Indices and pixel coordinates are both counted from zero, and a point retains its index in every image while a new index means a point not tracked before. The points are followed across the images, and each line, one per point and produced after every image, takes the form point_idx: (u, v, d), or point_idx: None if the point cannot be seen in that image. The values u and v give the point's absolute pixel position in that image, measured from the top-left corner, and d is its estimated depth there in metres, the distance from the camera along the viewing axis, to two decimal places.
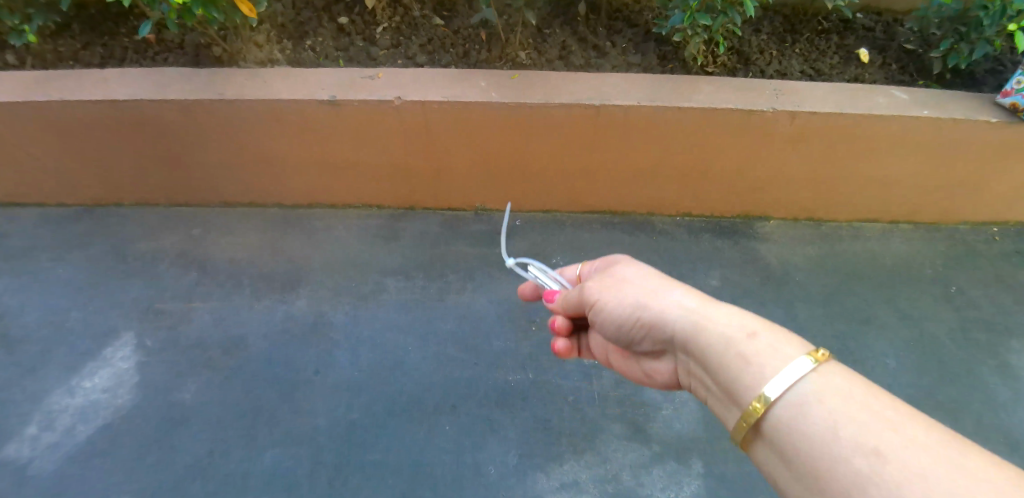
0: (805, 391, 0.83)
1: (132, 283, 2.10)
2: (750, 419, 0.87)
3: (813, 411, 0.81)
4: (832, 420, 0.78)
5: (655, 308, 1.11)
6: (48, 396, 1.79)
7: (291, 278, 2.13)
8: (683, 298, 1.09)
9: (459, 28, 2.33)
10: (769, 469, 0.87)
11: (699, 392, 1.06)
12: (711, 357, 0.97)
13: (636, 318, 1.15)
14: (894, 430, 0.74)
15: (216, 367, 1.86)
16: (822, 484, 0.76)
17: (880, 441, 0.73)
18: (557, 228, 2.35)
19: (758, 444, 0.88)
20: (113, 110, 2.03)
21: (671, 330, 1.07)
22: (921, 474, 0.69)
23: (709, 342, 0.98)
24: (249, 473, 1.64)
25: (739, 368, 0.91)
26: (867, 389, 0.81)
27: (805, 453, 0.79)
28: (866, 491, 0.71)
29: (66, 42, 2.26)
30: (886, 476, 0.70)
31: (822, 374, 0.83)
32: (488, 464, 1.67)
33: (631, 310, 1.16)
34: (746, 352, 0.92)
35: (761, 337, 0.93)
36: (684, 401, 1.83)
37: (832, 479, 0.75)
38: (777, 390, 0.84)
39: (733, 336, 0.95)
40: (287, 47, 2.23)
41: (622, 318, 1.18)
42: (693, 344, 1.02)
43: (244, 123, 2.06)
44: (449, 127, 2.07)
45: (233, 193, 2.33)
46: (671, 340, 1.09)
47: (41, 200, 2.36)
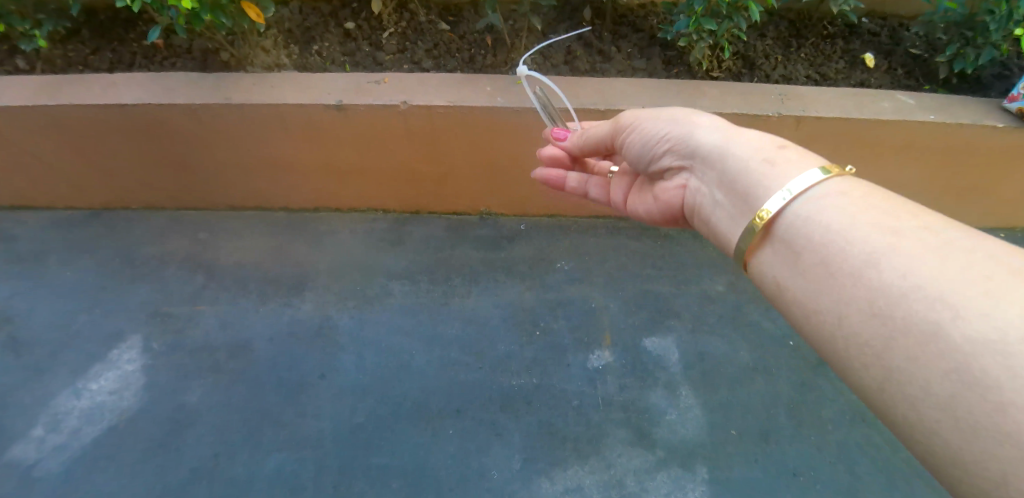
0: (824, 191, 0.93)
1: (139, 286, 2.11)
2: (766, 217, 0.97)
3: (829, 208, 0.91)
4: (844, 214, 0.88)
5: (688, 128, 1.26)
6: (55, 398, 1.81)
7: (297, 281, 2.14)
8: (714, 123, 1.24)
9: (465, 33, 2.33)
10: (778, 276, 0.96)
11: (704, 206, 1.21)
12: (733, 160, 1.12)
13: (665, 138, 1.30)
14: (905, 218, 0.83)
15: (221, 370, 1.87)
16: (829, 266, 0.86)
17: (891, 226, 0.83)
18: (561, 232, 2.35)
19: (772, 252, 0.98)
20: (121, 114, 2.04)
21: (698, 142, 1.23)
22: (928, 248, 0.77)
23: (733, 152, 1.13)
24: (254, 476, 1.64)
25: (761, 177, 1.04)
26: (882, 196, 0.91)
27: (818, 243, 0.88)
28: (873, 263, 0.80)
29: (75, 47, 2.28)
30: (895, 249, 0.79)
31: (842, 183, 0.94)
32: (493, 469, 1.67)
33: (667, 130, 1.30)
34: (771, 161, 1.06)
35: (787, 150, 1.07)
36: (689, 406, 1.82)
37: (842, 258, 0.84)
38: (794, 189, 0.96)
39: (761, 150, 1.10)
40: (294, 52, 2.25)
41: (654, 138, 1.33)
42: (715, 153, 1.17)
43: (251, 127, 2.07)
44: (455, 132, 2.08)
45: (239, 197, 2.35)
46: (692, 156, 1.24)
47: (49, 203, 2.38)
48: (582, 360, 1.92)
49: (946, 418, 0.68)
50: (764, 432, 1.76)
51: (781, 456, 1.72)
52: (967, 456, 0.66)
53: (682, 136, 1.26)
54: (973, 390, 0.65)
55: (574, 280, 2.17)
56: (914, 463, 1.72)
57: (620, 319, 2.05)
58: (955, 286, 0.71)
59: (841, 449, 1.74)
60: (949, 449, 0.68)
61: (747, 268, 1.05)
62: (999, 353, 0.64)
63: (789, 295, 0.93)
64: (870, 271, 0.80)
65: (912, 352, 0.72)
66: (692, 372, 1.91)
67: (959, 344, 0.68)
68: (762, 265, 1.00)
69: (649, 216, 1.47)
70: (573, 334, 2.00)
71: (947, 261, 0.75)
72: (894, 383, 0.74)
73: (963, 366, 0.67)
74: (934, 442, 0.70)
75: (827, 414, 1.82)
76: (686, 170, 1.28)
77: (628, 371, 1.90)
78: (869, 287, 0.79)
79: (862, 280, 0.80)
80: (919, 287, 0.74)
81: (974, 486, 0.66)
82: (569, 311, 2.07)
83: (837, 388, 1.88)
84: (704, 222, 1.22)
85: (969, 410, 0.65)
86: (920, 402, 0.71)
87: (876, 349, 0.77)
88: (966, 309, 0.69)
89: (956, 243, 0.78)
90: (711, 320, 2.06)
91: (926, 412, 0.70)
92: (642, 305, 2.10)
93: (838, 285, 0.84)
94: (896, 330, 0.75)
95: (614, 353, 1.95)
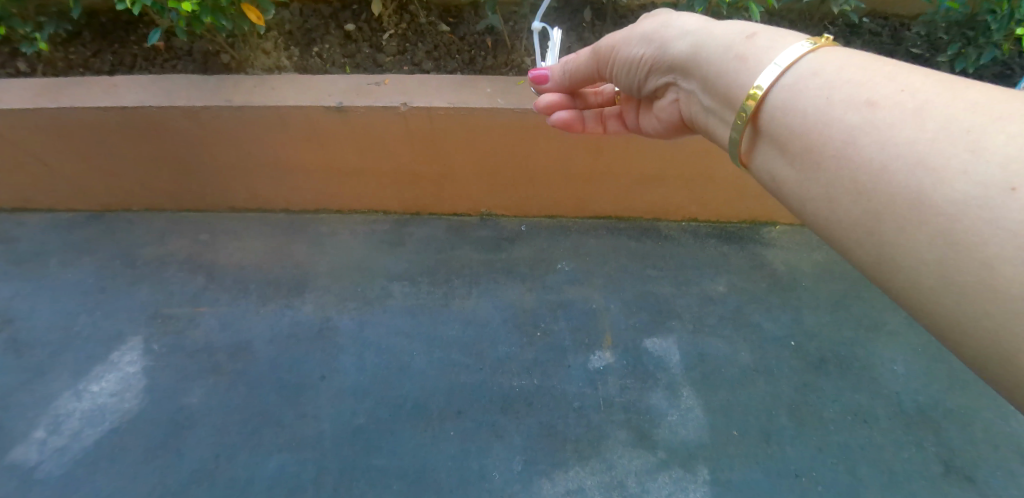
0: (804, 69, 0.88)
1: (140, 288, 2.12)
2: (749, 110, 0.94)
3: (808, 86, 0.86)
4: (826, 86, 0.84)
5: (661, 42, 1.22)
6: (56, 399, 1.81)
7: (297, 283, 2.14)
8: (686, 26, 1.18)
9: (465, 35, 2.33)
10: (771, 167, 0.94)
11: (698, 115, 1.20)
12: (710, 68, 1.07)
13: (644, 59, 1.27)
14: (888, 80, 0.79)
15: (222, 372, 1.87)
16: (816, 149, 0.83)
17: (873, 92, 0.78)
18: (562, 233, 2.35)
19: (762, 144, 0.95)
20: (122, 117, 2.05)
21: (675, 55, 1.19)
22: (910, 110, 0.74)
23: (708, 56, 1.08)
24: (254, 477, 1.64)
25: (741, 72, 0.98)
26: (865, 59, 0.85)
27: (801, 127, 0.86)
28: (855, 139, 0.78)
29: (76, 50, 2.29)
30: (875, 120, 0.76)
31: (821, 53, 0.89)
32: (493, 470, 1.67)
33: (642, 49, 1.26)
34: (745, 55, 1.00)
35: (759, 36, 1.00)
36: (690, 407, 1.82)
37: (824, 139, 0.82)
38: (770, 78, 0.91)
39: (733, 43, 1.04)
40: (294, 54, 2.25)
41: (633, 62, 1.30)
42: (694, 64, 1.13)
43: (251, 128, 2.07)
44: (455, 132, 2.08)
45: (240, 199, 2.35)
46: (673, 69, 1.22)
47: (50, 205, 2.38)
48: (582, 361, 1.92)
49: (940, 286, 0.70)
50: (765, 434, 1.76)
51: (782, 457, 1.71)
52: (962, 319, 0.68)
53: (658, 53, 1.23)
54: (961, 255, 0.66)
55: (574, 281, 2.17)
56: (915, 464, 1.72)
57: (620, 320, 2.05)
58: (936, 149, 0.70)
59: (843, 450, 1.73)
60: (946, 314, 0.70)
61: (743, 164, 1.04)
62: (984, 212, 0.64)
63: (782, 187, 0.92)
64: (852, 148, 0.78)
65: (901, 226, 0.72)
66: (693, 373, 1.90)
67: (945, 211, 0.68)
68: (755, 159, 0.99)
69: (657, 131, 1.49)
70: (573, 335, 2.00)
71: (934, 124, 0.71)
72: (888, 260, 0.75)
73: (948, 231, 0.67)
74: (933, 312, 0.72)
75: (829, 415, 1.81)
76: (674, 83, 1.26)
77: (629, 373, 1.90)
78: (852, 166, 0.78)
79: (846, 160, 0.79)
80: (902, 158, 0.72)
81: (969, 344, 0.68)
82: (569, 312, 2.07)
83: (838, 389, 1.87)
84: (703, 129, 1.23)
85: (962, 272, 0.67)
86: (915, 274, 0.72)
87: (867, 229, 0.77)
88: (949, 173, 0.68)
89: (945, 98, 0.73)
90: (712, 321, 2.05)
91: (922, 282, 0.72)
92: (643, 306, 2.10)
93: (825, 168, 0.82)
94: (884, 206, 0.74)
95: (615, 354, 1.94)
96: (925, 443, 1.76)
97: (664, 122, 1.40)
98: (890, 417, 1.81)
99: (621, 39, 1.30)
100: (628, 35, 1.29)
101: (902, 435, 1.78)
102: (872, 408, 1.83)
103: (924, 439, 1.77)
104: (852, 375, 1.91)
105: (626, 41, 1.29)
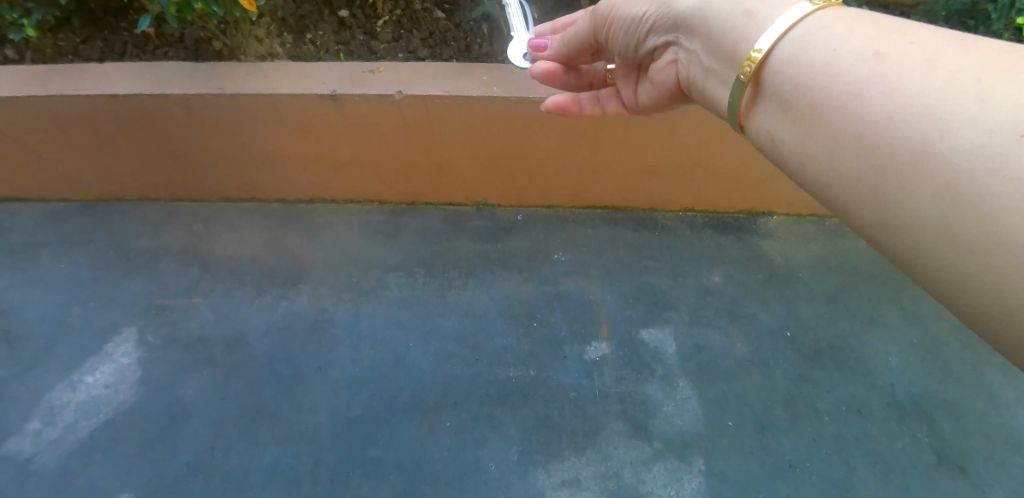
0: (810, 24, 0.85)
1: (133, 279, 2.10)
2: (751, 67, 0.90)
3: (814, 40, 0.84)
4: (832, 42, 0.81)
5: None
6: (50, 391, 1.80)
7: (292, 274, 2.12)
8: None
9: (461, 22, 2.29)
10: (770, 127, 0.91)
11: (697, 78, 1.10)
12: (721, 23, 0.98)
13: (644, 18, 1.17)
14: (895, 35, 0.77)
15: (217, 364, 1.86)
16: (822, 105, 0.81)
17: (881, 45, 0.77)
18: (559, 224, 2.34)
19: (761, 104, 0.92)
20: (112, 106, 2.02)
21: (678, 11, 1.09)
22: (918, 62, 0.73)
23: (720, 11, 0.99)
24: (251, 469, 1.64)
25: (745, 26, 0.93)
26: (872, 14, 0.83)
27: (804, 83, 0.83)
28: (863, 92, 0.76)
29: (65, 36, 2.25)
30: (883, 72, 0.75)
31: (827, 10, 0.86)
32: (490, 461, 1.67)
33: (643, 6, 1.16)
34: (752, 8, 0.94)
35: None
36: (686, 399, 1.82)
37: (829, 94, 0.80)
38: (774, 34, 0.87)
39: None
40: (287, 41, 2.23)
41: (633, 21, 1.19)
42: (702, 19, 1.03)
43: (244, 117, 2.05)
44: (451, 121, 2.05)
45: (234, 188, 2.33)
46: (676, 27, 1.12)
47: (42, 194, 2.36)
48: (578, 353, 1.92)
49: (942, 241, 0.68)
50: (760, 425, 1.77)
51: (777, 448, 1.72)
52: (965, 275, 0.67)
53: (662, 9, 1.12)
54: (967, 206, 0.65)
55: (571, 273, 2.16)
56: (909, 455, 1.73)
57: (616, 312, 2.05)
58: (944, 98, 0.68)
59: (837, 441, 1.74)
60: (947, 267, 0.68)
61: (740, 128, 1.00)
62: (992, 160, 0.63)
63: (782, 148, 0.90)
64: (858, 101, 0.76)
65: (906, 180, 0.71)
66: (689, 365, 1.90)
67: (952, 162, 0.66)
68: (753, 120, 0.95)
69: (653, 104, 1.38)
70: (570, 327, 2.00)
71: (942, 75, 0.70)
72: (891, 217, 0.74)
73: (956, 180, 0.66)
74: (934, 270, 0.70)
75: (824, 406, 1.82)
76: (675, 43, 1.16)
77: (625, 364, 1.90)
78: (859, 120, 0.76)
79: (852, 114, 0.77)
80: (909, 109, 0.71)
81: (974, 299, 0.66)
82: (566, 304, 2.06)
83: (833, 381, 1.88)
84: (701, 94, 1.13)
85: (968, 222, 0.65)
86: (919, 228, 0.70)
87: (870, 186, 0.75)
88: (955, 121, 0.67)
89: (952, 49, 0.72)
90: (708, 313, 2.05)
91: (924, 238, 0.70)
92: (639, 297, 2.10)
93: (830, 124, 0.79)
94: (888, 161, 0.72)
95: (611, 345, 1.95)
96: (918, 434, 1.77)
97: (657, 92, 1.30)
98: (884, 409, 1.83)
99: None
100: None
101: (895, 427, 1.79)
102: (867, 400, 1.84)
103: (917, 430, 1.78)
104: (847, 367, 1.92)
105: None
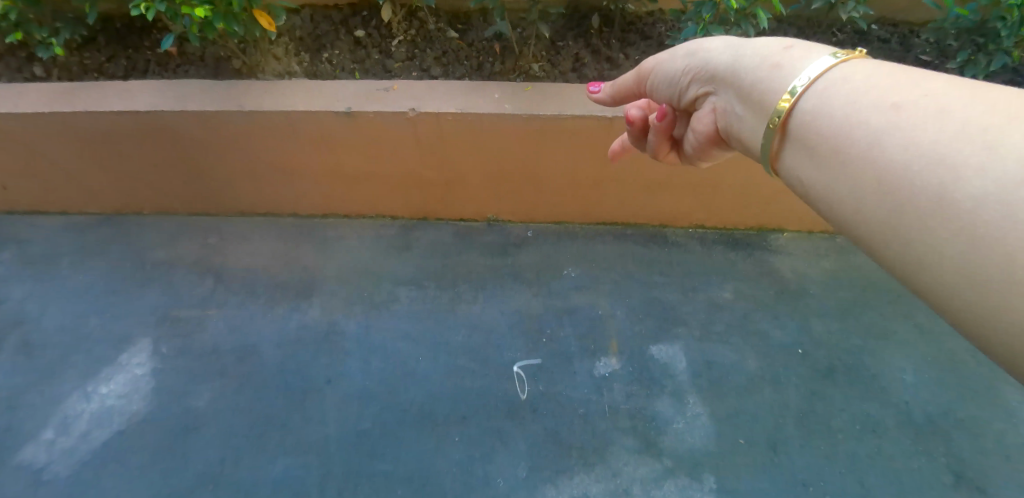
0: (833, 76, 0.84)
1: (149, 290, 2.14)
2: (779, 116, 0.89)
3: (836, 91, 0.83)
4: (853, 94, 0.81)
5: (703, 54, 1.11)
6: (66, 400, 1.82)
7: (305, 287, 2.15)
8: (729, 39, 1.08)
9: (473, 41, 2.36)
10: (796, 171, 0.89)
11: (735, 125, 1.04)
12: (747, 76, 0.98)
13: (684, 71, 1.14)
14: (914, 85, 0.76)
15: (229, 375, 1.88)
16: (842, 154, 0.79)
17: (899, 96, 0.76)
18: (569, 239, 2.36)
19: (787, 151, 0.90)
20: (135, 121, 2.08)
21: (713, 67, 1.08)
22: (932, 112, 0.71)
23: (747, 64, 1.00)
24: (260, 480, 1.64)
25: (770, 80, 0.93)
26: (895, 68, 0.82)
27: (824, 130, 0.82)
28: (880, 141, 0.74)
29: (91, 55, 2.33)
30: (900, 123, 0.73)
31: (851, 64, 0.85)
32: (498, 476, 1.66)
33: (681, 62, 1.15)
34: (780, 62, 0.94)
35: (796, 46, 0.94)
36: (697, 415, 1.81)
37: (848, 141, 0.78)
38: (799, 86, 0.87)
39: (769, 53, 0.97)
40: (304, 60, 2.27)
41: (674, 74, 1.17)
42: (730, 73, 1.03)
43: (262, 134, 2.10)
44: (461, 138, 2.09)
45: (249, 203, 2.38)
46: (714, 79, 1.08)
47: (63, 208, 2.42)
48: (588, 368, 1.92)
49: (964, 282, 0.65)
50: (771, 443, 1.74)
51: (790, 467, 1.69)
52: (987, 315, 0.62)
53: (701, 62, 1.10)
54: (984, 251, 0.62)
55: (581, 288, 2.17)
56: (925, 475, 1.69)
57: (626, 326, 2.04)
58: (954, 146, 0.67)
59: (851, 461, 1.71)
60: (971, 318, 0.64)
61: (774, 175, 0.96)
62: (1000, 205, 0.61)
63: (807, 191, 0.87)
64: (877, 150, 0.74)
65: (924, 223, 0.68)
66: (700, 381, 1.89)
67: (965, 208, 0.64)
68: (783, 168, 0.92)
69: (703, 155, 1.23)
70: (579, 341, 1.99)
71: (954, 124, 0.68)
72: (916, 263, 0.70)
73: (972, 227, 0.63)
74: (958, 309, 0.66)
75: (837, 424, 1.79)
76: (714, 93, 1.10)
77: (635, 380, 1.89)
78: (877, 169, 0.74)
79: (869, 162, 0.75)
80: (921, 157, 0.69)
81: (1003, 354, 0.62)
82: (575, 318, 2.07)
83: (846, 398, 1.85)
84: (742, 145, 1.05)
85: (989, 272, 0.62)
86: (943, 277, 0.67)
87: (892, 228, 0.72)
88: (966, 169, 0.65)
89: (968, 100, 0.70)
90: (719, 328, 2.04)
91: (948, 282, 0.67)
92: (649, 312, 2.09)
93: (851, 171, 0.77)
94: (906, 203, 0.70)
95: (621, 361, 1.94)
96: (934, 454, 1.74)
97: (693, 148, 1.22)
98: (899, 428, 1.79)
99: (663, 57, 1.20)
100: (668, 54, 1.19)
101: (911, 446, 1.75)
102: (881, 418, 1.81)
103: (933, 450, 1.75)
104: (860, 384, 1.90)
105: (665, 57, 1.19)
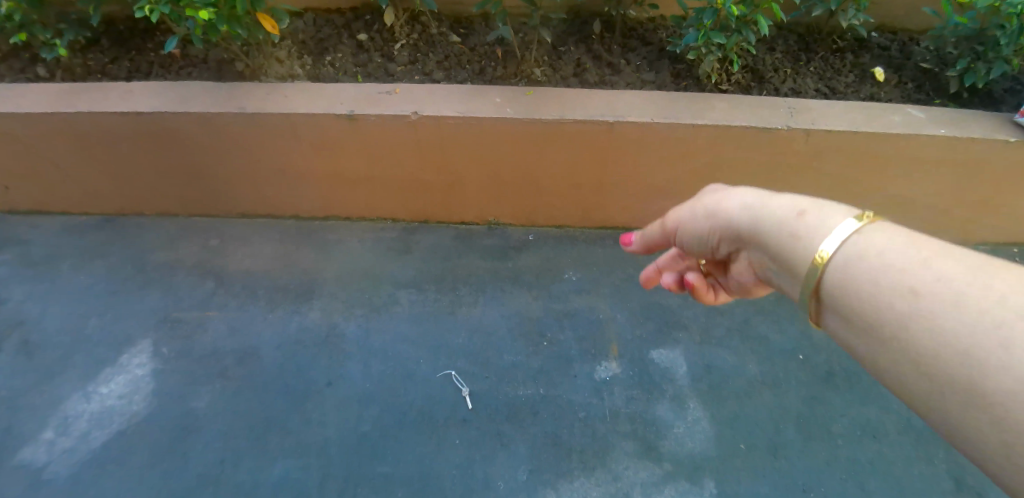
0: (852, 250, 0.75)
1: (150, 291, 2.14)
2: (810, 291, 0.79)
3: (855, 265, 0.74)
4: (876, 267, 0.72)
5: (724, 214, 0.97)
6: (65, 401, 1.82)
7: (306, 289, 2.15)
8: (754, 192, 0.95)
9: (475, 46, 2.38)
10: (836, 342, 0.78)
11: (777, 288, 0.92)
12: (778, 245, 0.86)
13: (710, 233, 1.02)
14: (932, 254, 0.70)
15: (229, 376, 1.88)
16: (882, 340, 0.70)
17: (915, 269, 0.69)
18: (569, 243, 2.36)
19: (823, 319, 0.80)
20: (137, 123, 2.08)
21: (735, 225, 0.95)
22: (920, 257, 0.70)
23: (772, 227, 0.87)
24: (259, 482, 1.63)
25: (794, 251, 0.82)
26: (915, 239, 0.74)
27: (855, 303, 0.73)
28: (907, 321, 0.67)
29: (94, 57, 2.34)
30: (924, 296, 0.66)
31: (870, 233, 0.76)
32: (499, 479, 1.65)
33: (705, 225, 1.02)
34: (798, 231, 0.83)
35: (811, 211, 0.84)
36: (697, 419, 1.81)
37: (879, 320, 0.70)
38: (822, 260, 0.77)
39: (787, 214, 0.86)
40: (307, 63, 2.28)
41: (702, 238, 1.05)
42: (758, 234, 0.90)
43: (264, 137, 2.11)
44: (463, 141, 2.09)
45: (250, 205, 2.38)
46: (749, 250, 0.95)
47: (64, 209, 2.42)
48: (589, 371, 1.92)
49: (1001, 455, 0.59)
50: (772, 447, 1.74)
51: (790, 472, 1.69)
52: None
53: (727, 229, 0.97)
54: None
55: (581, 291, 2.17)
56: (925, 480, 1.69)
57: (626, 330, 2.05)
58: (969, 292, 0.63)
59: (851, 465, 1.71)
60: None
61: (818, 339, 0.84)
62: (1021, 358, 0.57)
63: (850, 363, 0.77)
64: (903, 329, 0.67)
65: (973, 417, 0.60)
66: (700, 385, 1.89)
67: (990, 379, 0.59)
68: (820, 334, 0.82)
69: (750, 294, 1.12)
70: (580, 345, 2.00)
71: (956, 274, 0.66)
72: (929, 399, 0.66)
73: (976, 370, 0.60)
74: None
75: (836, 429, 1.79)
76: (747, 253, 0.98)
77: (635, 384, 1.89)
78: (906, 341, 0.67)
79: (897, 335, 0.68)
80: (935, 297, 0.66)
81: None
82: (576, 322, 2.07)
83: (846, 403, 1.86)
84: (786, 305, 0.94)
85: None
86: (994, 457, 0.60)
87: (932, 401, 0.65)
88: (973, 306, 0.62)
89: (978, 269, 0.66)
90: (719, 333, 2.05)
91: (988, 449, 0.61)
92: (649, 316, 2.10)
93: (883, 344, 0.70)
94: (947, 389, 0.63)
95: (622, 364, 1.94)
96: (934, 459, 1.73)
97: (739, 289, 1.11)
98: (899, 433, 1.79)
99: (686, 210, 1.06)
100: (689, 207, 1.06)
101: (911, 451, 1.75)
102: (881, 423, 1.81)
103: (933, 456, 1.74)
104: (860, 389, 1.90)
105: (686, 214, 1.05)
